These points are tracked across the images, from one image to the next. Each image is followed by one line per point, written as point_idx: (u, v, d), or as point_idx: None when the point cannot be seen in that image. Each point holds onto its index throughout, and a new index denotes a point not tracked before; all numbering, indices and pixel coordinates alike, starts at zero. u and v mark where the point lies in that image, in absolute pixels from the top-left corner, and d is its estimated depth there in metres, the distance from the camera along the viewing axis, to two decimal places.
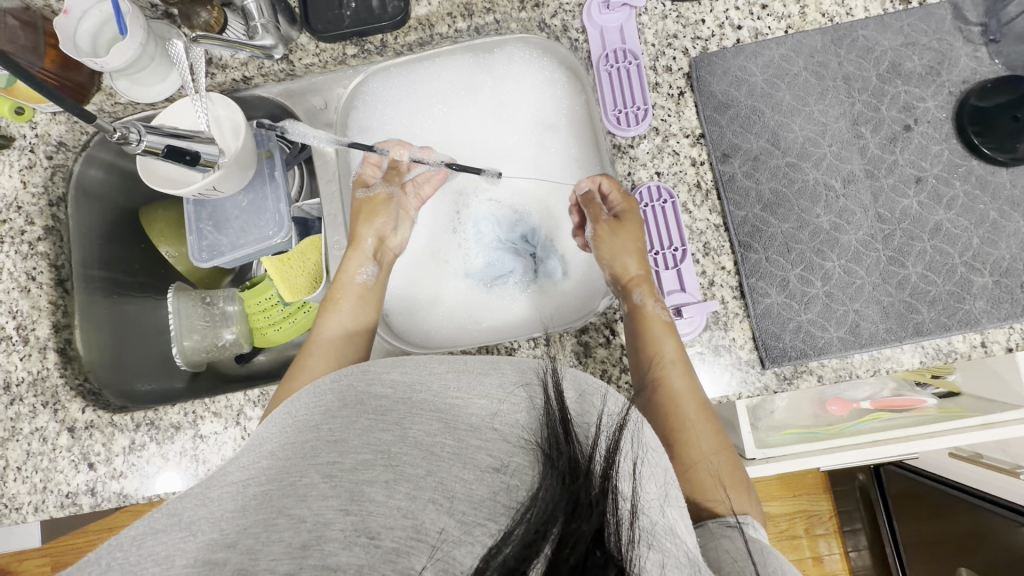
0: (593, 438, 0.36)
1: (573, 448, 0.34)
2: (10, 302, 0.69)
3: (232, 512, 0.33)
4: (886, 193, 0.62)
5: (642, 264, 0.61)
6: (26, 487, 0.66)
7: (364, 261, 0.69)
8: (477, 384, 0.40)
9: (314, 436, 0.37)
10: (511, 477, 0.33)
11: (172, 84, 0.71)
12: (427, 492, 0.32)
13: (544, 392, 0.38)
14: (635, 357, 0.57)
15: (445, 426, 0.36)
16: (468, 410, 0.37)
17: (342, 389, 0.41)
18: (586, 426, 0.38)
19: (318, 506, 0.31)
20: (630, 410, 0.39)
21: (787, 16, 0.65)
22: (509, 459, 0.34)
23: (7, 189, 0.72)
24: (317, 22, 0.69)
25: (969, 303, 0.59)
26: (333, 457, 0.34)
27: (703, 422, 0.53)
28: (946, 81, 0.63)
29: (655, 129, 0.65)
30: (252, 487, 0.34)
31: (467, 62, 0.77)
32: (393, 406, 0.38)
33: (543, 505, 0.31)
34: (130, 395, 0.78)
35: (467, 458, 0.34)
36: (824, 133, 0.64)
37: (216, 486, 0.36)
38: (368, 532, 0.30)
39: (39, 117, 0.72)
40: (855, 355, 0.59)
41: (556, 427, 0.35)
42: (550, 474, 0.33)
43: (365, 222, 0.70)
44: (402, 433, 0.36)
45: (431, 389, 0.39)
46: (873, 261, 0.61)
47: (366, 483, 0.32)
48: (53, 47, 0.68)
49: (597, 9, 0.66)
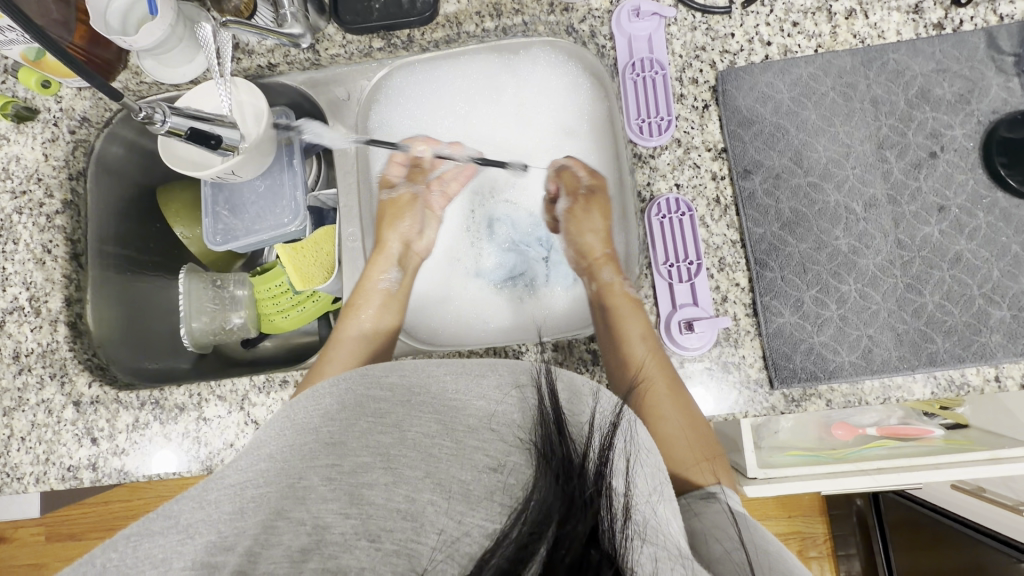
0: (585, 435, 0.37)
1: (565, 448, 0.34)
2: (25, 273, 0.70)
3: (230, 514, 0.33)
4: (907, 220, 0.61)
5: (606, 243, 0.70)
6: (28, 457, 0.66)
7: (388, 266, 0.70)
8: (475, 384, 0.39)
9: (313, 438, 0.36)
10: (508, 477, 0.33)
11: (197, 67, 0.72)
12: (427, 495, 0.32)
13: (535, 392, 0.39)
14: (606, 333, 0.62)
15: (442, 427, 0.36)
16: (466, 410, 0.37)
17: (342, 393, 0.40)
18: (579, 429, 0.38)
19: (317, 508, 0.32)
20: (624, 411, 0.40)
21: (818, 35, 0.64)
22: (506, 458, 0.34)
23: (28, 161, 0.72)
24: (345, 13, 0.69)
25: (985, 336, 0.58)
26: (332, 459, 0.34)
27: (672, 402, 0.55)
28: (975, 110, 0.62)
29: (677, 140, 0.65)
30: (249, 490, 0.34)
31: (492, 62, 0.77)
32: (392, 408, 0.37)
33: (537, 509, 0.31)
34: (135, 371, 0.78)
35: (465, 459, 0.34)
36: (848, 155, 0.63)
37: (215, 489, 0.36)
38: (369, 535, 0.30)
39: (65, 92, 0.73)
40: (866, 381, 0.59)
41: (550, 427, 0.35)
42: (542, 479, 0.33)
43: (390, 226, 0.73)
44: (400, 435, 0.35)
45: (431, 392, 0.39)
46: (890, 288, 0.60)
47: (364, 486, 0.32)
48: (83, 22, 0.68)
49: (627, 18, 0.66)
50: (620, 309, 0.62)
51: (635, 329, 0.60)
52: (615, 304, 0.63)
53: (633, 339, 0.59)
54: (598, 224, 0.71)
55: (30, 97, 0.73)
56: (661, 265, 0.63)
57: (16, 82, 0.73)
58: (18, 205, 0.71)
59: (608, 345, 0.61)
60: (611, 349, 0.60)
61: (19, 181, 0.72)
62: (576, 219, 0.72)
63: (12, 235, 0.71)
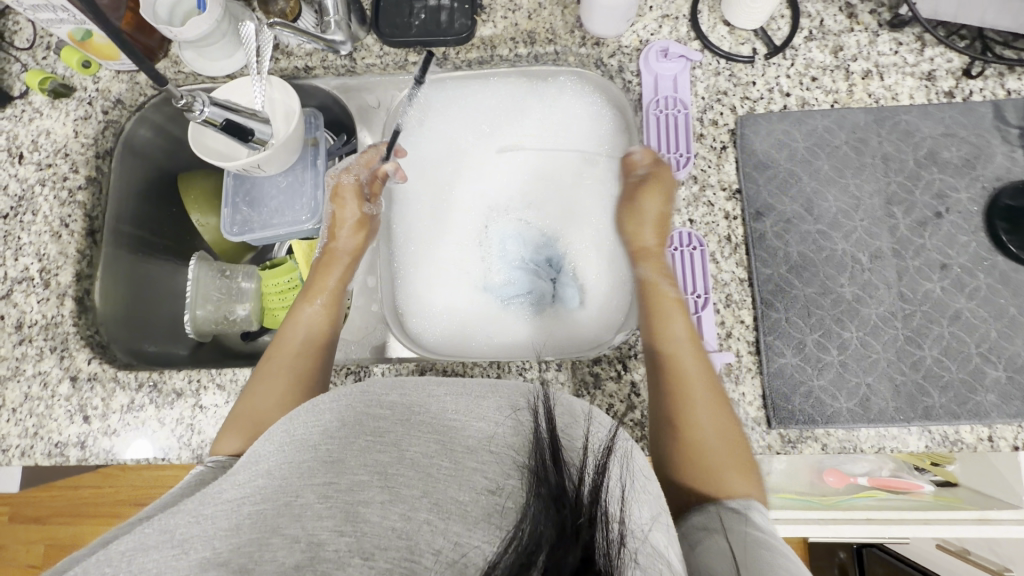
0: (579, 459, 0.36)
1: (560, 476, 0.33)
2: (39, 244, 0.70)
3: (226, 530, 0.31)
4: (910, 274, 0.63)
5: (655, 233, 0.64)
6: (17, 429, 0.65)
7: (341, 271, 0.68)
8: (475, 405, 0.38)
9: (311, 456, 0.34)
10: (505, 500, 0.32)
11: (236, 62, 0.73)
12: (424, 514, 0.31)
13: (530, 411, 0.38)
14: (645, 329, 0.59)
15: (442, 448, 0.34)
16: (464, 432, 0.36)
17: (342, 410, 0.38)
18: (571, 452, 0.36)
19: (312, 526, 0.30)
20: (617, 435, 0.38)
21: (835, 91, 0.67)
22: (505, 482, 0.33)
23: (58, 136, 0.74)
24: (385, 26, 0.72)
25: (980, 395, 0.59)
26: (330, 477, 0.33)
27: (712, 411, 0.52)
28: (980, 176, 0.65)
29: (693, 177, 0.67)
30: (246, 506, 0.33)
31: (520, 86, 0.80)
32: (390, 427, 0.36)
33: (530, 537, 0.29)
34: (137, 353, 0.78)
35: (464, 480, 0.33)
36: (857, 207, 0.65)
37: (211, 504, 0.35)
38: (362, 553, 0.29)
39: (103, 73, 0.75)
40: (862, 429, 0.59)
41: (542, 460, 0.33)
42: (533, 509, 0.31)
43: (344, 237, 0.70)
44: (400, 454, 0.34)
45: (428, 411, 0.38)
46: (890, 338, 0.61)
47: (361, 505, 0.31)
48: (132, 9, 0.70)
49: (655, 57, 0.69)
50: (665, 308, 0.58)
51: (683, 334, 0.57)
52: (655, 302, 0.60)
53: (674, 335, 0.57)
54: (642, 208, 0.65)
55: (69, 76, 0.75)
56: None
57: (58, 60, 0.75)
58: (43, 177, 0.72)
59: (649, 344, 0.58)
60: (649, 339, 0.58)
61: (46, 155, 0.73)
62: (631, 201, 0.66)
63: (33, 206, 0.72)
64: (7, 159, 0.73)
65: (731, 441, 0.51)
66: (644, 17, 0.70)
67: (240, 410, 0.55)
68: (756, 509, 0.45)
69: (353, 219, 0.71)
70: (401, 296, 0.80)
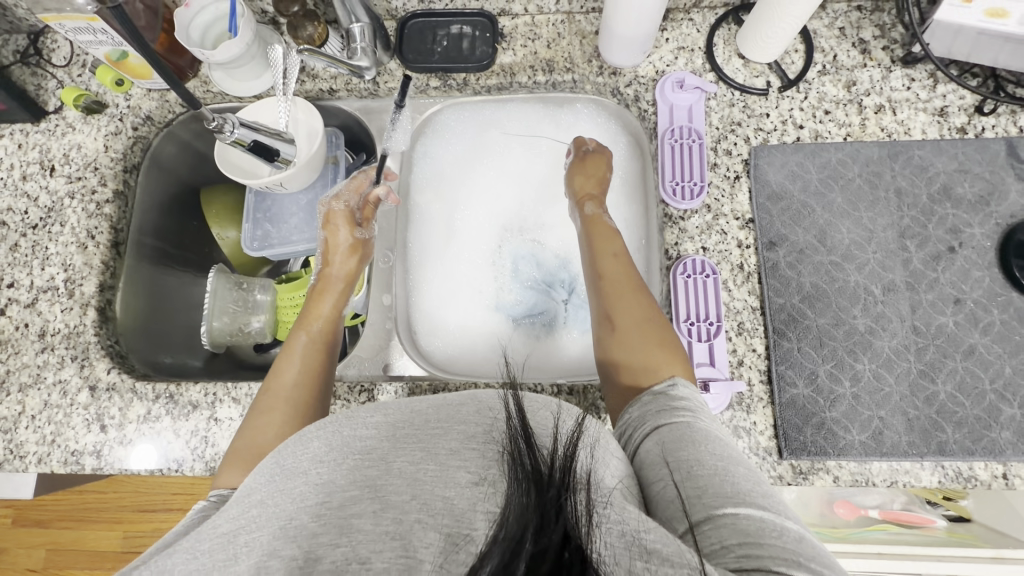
0: (551, 445, 0.36)
1: (535, 459, 0.34)
2: (66, 255, 0.72)
3: (224, 560, 0.32)
4: (923, 308, 0.63)
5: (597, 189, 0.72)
6: (34, 436, 0.67)
7: (336, 296, 0.69)
8: (455, 411, 0.38)
9: (303, 481, 0.35)
10: (491, 491, 0.33)
11: (264, 83, 0.76)
12: (415, 514, 0.32)
13: (505, 411, 0.37)
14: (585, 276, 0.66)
15: (426, 454, 0.35)
16: (447, 436, 0.36)
17: (330, 435, 0.38)
18: (541, 439, 0.37)
19: (309, 543, 0.31)
20: (585, 422, 0.39)
21: (848, 125, 0.68)
22: (487, 472, 0.34)
23: (89, 150, 0.76)
24: (409, 52, 0.75)
25: (995, 432, 0.59)
26: (321, 497, 0.33)
27: (634, 317, 0.57)
28: (994, 212, 0.65)
29: (707, 206, 0.68)
30: (242, 537, 0.33)
31: (537, 111, 0.82)
32: (377, 444, 0.36)
33: (514, 523, 0.30)
34: (153, 364, 0.79)
35: (449, 478, 0.33)
36: (870, 239, 0.66)
37: (208, 537, 0.35)
38: (359, 558, 0.30)
39: (135, 91, 0.78)
40: (874, 462, 0.59)
41: (514, 442, 0.35)
42: (513, 493, 0.32)
43: (337, 260, 0.71)
44: (387, 466, 0.34)
45: (414, 424, 0.37)
46: (904, 371, 0.61)
47: (353, 516, 0.32)
48: (167, 32, 0.73)
49: (670, 87, 0.71)
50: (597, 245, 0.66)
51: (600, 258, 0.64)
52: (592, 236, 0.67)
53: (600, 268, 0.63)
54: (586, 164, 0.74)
55: (102, 93, 0.77)
56: (682, 322, 0.64)
57: (92, 77, 0.78)
58: (72, 190, 0.75)
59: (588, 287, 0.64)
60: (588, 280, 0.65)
61: (76, 168, 0.75)
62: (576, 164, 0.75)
63: (62, 217, 0.74)
64: (38, 171, 0.76)
65: (654, 338, 0.55)
66: (661, 49, 0.72)
67: (238, 444, 0.54)
68: (680, 382, 0.49)
69: (346, 244, 0.72)
70: (415, 314, 0.80)
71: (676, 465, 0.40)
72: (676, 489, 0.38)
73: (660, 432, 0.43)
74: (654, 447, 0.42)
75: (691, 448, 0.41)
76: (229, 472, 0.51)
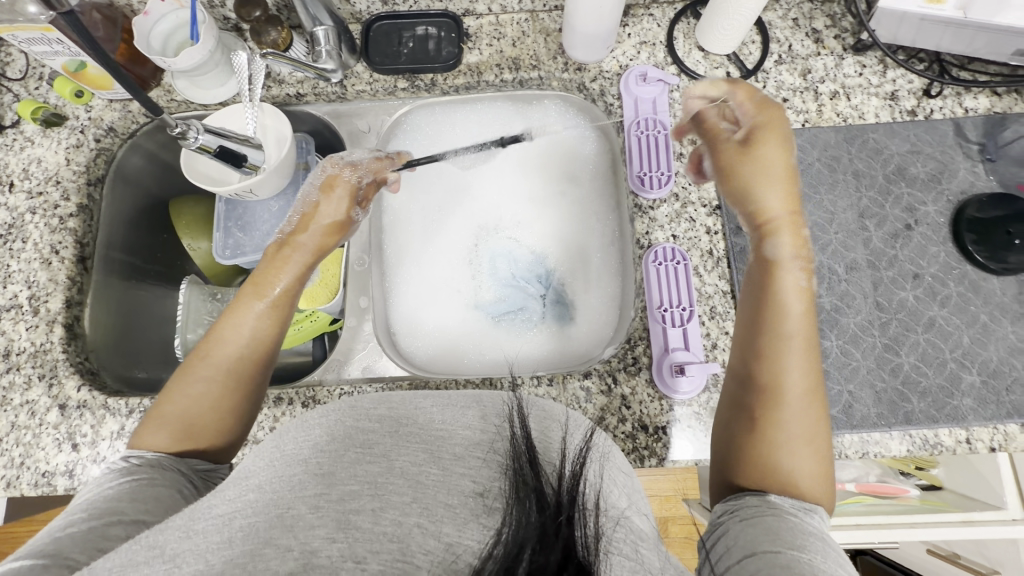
0: (557, 467, 0.37)
1: (540, 478, 0.34)
2: (29, 271, 0.71)
3: (218, 544, 0.31)
4: (885, 284, 0.66)
5: (783, 203, 0.54)
6: (3, 459, 0.65)
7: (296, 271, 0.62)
8: (460, 416, 0.40)
9: (301, 470, 0.34)
10: (492, 501, 0.33)
11: (229, 90, 0.75)
12: (414, 518, 0.31)
13: (509, 422, 0.39)
14: (750, 313, 0.53)
15: (430, 456, 0.35)
16: (452, 440, 0.37)
17: (331, 425, 0.38)
18: (549, 459, 0.38)
19: (305, 535, 0.30)
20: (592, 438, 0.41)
21: (806, 111, 0.71)
22: (491, 483, 0.34)
23: (50, 164, 0.74)
24: (375, 55, 0.75)
25: (957, 399, 0.61)
26: (320, 488, 0.33)
27: (812, 407, 0.47)
28: (946, 190, 0.68)
29: (675, 195, 0.69)
30: (237, 520, 0.32)
31: (506, 109, 0.83)
32: (379, 438, 0.37)
33: (510, 543, 0.30)
34: (127, 379, 0.77)
35: (452, 486, 0.33)
36: (832, 221, 0.68)
37: (201, 518, 0.34)
38: (354, 557, 0.29)
39: (95, 102, 0.76)
40: (846, 436, 0.61)
41: (521, 460, 0.35)
42: (516, 507, 0.32)
43: (312, 229, 0.65)
44: (388, 464, 0.34)
45: (416, 422, 0.38)
46: (869, 346, 0.64)
47: (351, 513, 0.31)
48: (126, 41, 0.72)
49: (634, 81, 0.72)
50: (780, 289, 0.51)
51: (805, 325, 0.50)
52: (777, 282, 0.52)
53: (786, 322, 0.50)
54: (770, 176, 0.55)
55: (61, 105, 0.76)
56: (655, 310, 0.66)
57: (50, 90, 0.76)
58: (33, 205, 0.73)
59: (750, 331, 0.52)
60: (753, 323, 0.52)
61: (37, 183, 0.74)
62: (745, 173, 0.56)
63: (24, 234, 0.72)
64: None
65: (818, 442, 0.47)
66: (624, 44, 0.74)
67: (169, 405, 0.51)
68: (819, 514, 0.43)
69: (330, 219, 0.67)
70: (393, 317, 0.80)
71: (798, 544, 0.38)
72: (788, 561, 0.36)
73: (785, 513, 0.41)
74: (781, 521, 0.40)
75: (812, 541, 0.39)
76: (154, 433, 0.50)
